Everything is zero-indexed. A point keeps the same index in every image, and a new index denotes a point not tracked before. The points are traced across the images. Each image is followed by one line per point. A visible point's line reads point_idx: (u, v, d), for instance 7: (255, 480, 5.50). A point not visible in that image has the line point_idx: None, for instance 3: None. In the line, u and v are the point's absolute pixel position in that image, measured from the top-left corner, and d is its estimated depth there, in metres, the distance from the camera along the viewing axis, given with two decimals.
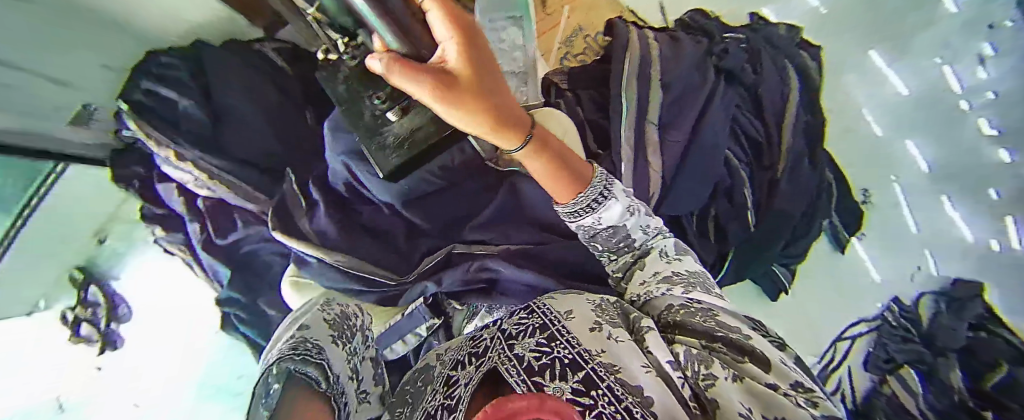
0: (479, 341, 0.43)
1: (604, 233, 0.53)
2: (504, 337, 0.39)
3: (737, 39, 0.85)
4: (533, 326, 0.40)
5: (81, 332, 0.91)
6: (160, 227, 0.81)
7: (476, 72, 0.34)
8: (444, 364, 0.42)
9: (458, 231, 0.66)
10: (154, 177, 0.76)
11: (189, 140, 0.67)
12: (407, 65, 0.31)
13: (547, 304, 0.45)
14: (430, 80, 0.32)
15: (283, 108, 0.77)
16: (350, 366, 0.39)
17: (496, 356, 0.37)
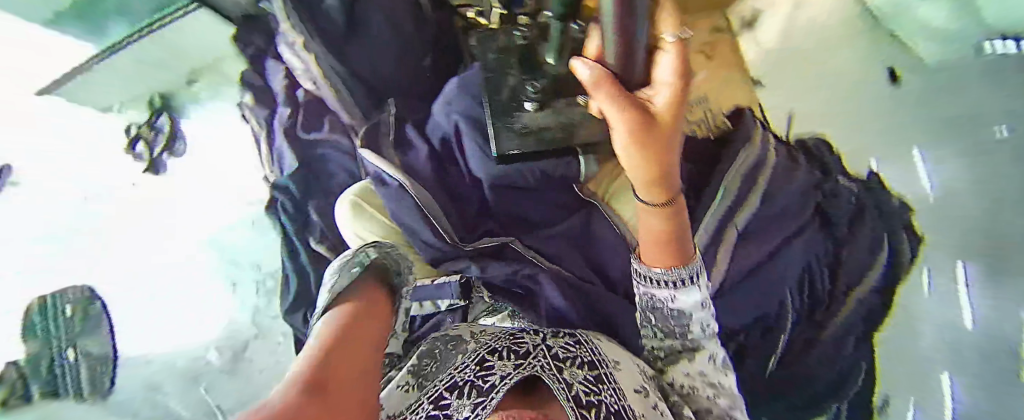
0: (526, 346, 0.47)
1: (667, 311, 0.50)
2: (555, 361, 0.45)
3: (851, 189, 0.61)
4: (581, 360, 0.46)
5: (135, 147, 0.82)
6: (252, 95, 0.83)
7: (668, 121, 0.35)
8: (483, 346, 0.48)
9: (520, 229, 0.69)
10: (270, 51, 0.81)
11: (323, 40, 0.68)
12: (618, 87, 0.31)
13: (596, 345, 0.50)
14: (629, 108, 0.33)
15: (415, 41, 0.73)
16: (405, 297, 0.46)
17: (541, 366, 0.44)
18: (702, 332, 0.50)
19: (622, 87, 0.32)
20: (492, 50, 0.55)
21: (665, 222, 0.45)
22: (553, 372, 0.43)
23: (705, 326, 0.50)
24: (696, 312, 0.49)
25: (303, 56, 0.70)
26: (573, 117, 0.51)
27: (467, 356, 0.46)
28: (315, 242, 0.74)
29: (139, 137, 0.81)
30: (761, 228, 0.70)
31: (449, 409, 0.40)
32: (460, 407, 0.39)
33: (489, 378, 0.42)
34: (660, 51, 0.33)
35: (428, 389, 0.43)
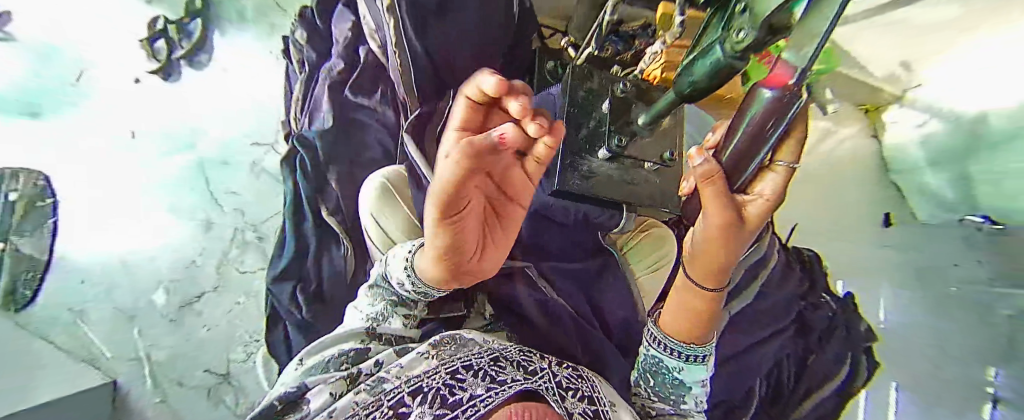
0: (531, 366, 0.42)
1: (677, 375, 0.47)
2: (558, 385, 0.39)
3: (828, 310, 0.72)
4: (583, 392, 0.41)
5: (154, 44, 1.02)
6: (303, 34, 0.78)
7: (750, 230, 0.36)
8: (495, 350, 0.44)
9: (539, 259, 0.65)
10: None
11: (410, 11, 0.64)
12: (722, 195, 0.33)
13: (593, 380, 0.45)
14: (724, 213, 0.35)
15: (497, 45, 0.71)
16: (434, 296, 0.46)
17: (547, 385, 0.39)
18: (697, 391, 0.47)
19: (725, 189, 0.34)
20: (582, 85, 0.53)
21: (707, 313, 0.44)
22: (557, 397, 0.37)
23: (698, 392, 0.48)
24: (695, 383, 0.47)
25: (381, 16, 0.66)
26: (636, 176, 0.54)
27: (479, 353, 0.43)
28: (325, 213, 0.64)
29: (160, 34, 1.02)
30: (744, 319, 0.70)
31: (463, 384, 0.37)
32: (473, 386, 0.36)
33: (498, 376, 0.38)
34: (770, 171, 0.34)
35: (418, 380, 0.38)
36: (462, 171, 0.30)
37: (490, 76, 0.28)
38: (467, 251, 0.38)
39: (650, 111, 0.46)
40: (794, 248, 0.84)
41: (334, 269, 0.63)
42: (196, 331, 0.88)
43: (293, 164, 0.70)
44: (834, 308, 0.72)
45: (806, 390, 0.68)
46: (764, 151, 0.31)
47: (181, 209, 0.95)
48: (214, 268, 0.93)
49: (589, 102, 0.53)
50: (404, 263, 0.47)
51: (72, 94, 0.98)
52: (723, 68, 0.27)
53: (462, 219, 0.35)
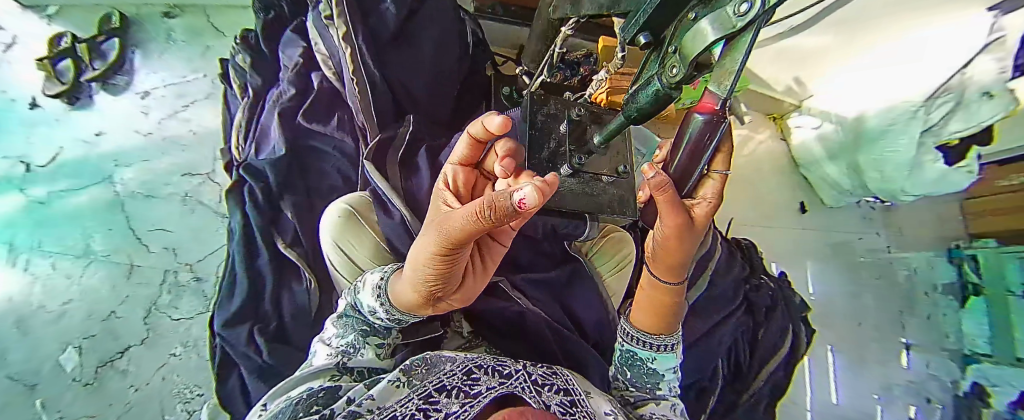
0: (506, 370, 0.44)
1: (641, 363, 0.51)
2: (532, 383, 0.42)
3: (770, 287, 0.80)
4: (557, 387, 0.44)
5: (56, 65, 0.80)
6: (249, 60, 0.74)
7: (698, 226, 0.41)
8: (467, 361, 0.45)
9: (510, 272, 0.66)
10: (292, 24, 0.75)
11: (367, 38, 0.65)
12: (673, 199, 0.38)
13: (568, 376, 0.49)
14: (676, 215, 0.39)
15: (452, 71, 0.74)
16: (400, 319, 0.45)
17: (522, 386, 0.41)
18: (668, 375, 0.52)
19: (674, 195, 0.38)
20: (541, 110, 0.57)
21: (673, 306, 0.49)
22: (534, 393, 0.41)
23: (669, 376, 0.52)
24: (667, 370, 0.51)
25: (335, 44, 0.66)
26: (596, 188, 0.58)
27: (454, 366, 0.44)
28: (283, 246, 0.59)
29: (64, 54, 0.80)
30: (701, 306, 0.73)
31: (438, 405, 0.37)
32: (449, 404, 0.37)
33: (473, 387, 0.39)
34: (708, 179, 0.40)
35: (396, 406, 0.37)
36: (476, 227, 0.27)
37: (498, 118, 0.32)
38: (452, 283, 0.37)
39: (603, 132, 0.50)
40: (733, 239, 0.92)
41: (297, 306, 0.57)
42: (121, 395, 0.65)
43: (241, 195, 0.63)
44: (773, 285, 0.81)
45: (760, 365, 0.73)
46: (702, 163, 0.36)
47: (91, 252, 0.71)
48: (140, 320, 0.70)
49: (547, 125, 0.57)
50: (374, 289, 0.45)
51: None
52: (663, 96, 0.32)
53: (457, 260, 0.33)
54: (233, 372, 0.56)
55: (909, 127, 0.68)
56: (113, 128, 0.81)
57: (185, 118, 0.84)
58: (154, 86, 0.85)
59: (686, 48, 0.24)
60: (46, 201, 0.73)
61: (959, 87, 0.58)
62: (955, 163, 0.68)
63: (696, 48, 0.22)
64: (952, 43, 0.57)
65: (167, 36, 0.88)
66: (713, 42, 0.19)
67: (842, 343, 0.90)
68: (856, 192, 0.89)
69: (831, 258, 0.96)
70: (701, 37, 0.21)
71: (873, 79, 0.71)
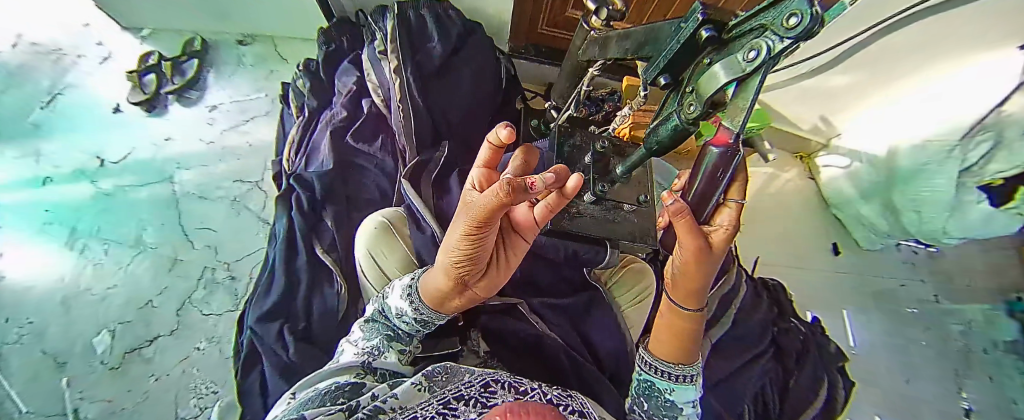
0: (523, 387, 0.43)
1: (661, 397, 0.50)
2: (551, 400, 0.40)
3: (799, 330, 0.77)
4: (573, 408, 0.42)
5: (141, 78, 0.92)
6: (308, 83, 0.83)
7: (714, 253, 0.43)
8: (485, 375, 0.45)
9: (529, 294, 0.68)
10: (350, 56, 0.84)
11: (415, 70, 0.73)
12: (690, 222, 0.40)
13: (584, 400, 0.48)
14: (692, 239, 0.41)
15: (488, 105, 0.81)
16: (423, 322, 0.47)
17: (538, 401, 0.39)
18: (688, 410, 0.50)
19: (694, 221, 0.40)
20: (568, 141, 0.62)
21: (688, 333, 0.49)
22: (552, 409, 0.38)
23: (688, 410, 0.50)
24: (687, 404, 0.50)
25: (387, 75, 0.74)
26: (618, 216, 0.61)
27: (472, 378, 0.44)
28: (320, 252, 0.63)
29: (150, 70, 0.92)
30: (722, 347, 0.71)
31: (455, 412, 0.35)
32: (466, 412, 0.35)
33: (490, 399, 0.38)
34: (726, 207, 0.42)
35: (412, 409, 0.38)
36: (492, 211, 0.31)
37: (505, 129, 0.34)
38: (476, 274, 0.40)
39: (626, 163, 0.52)
40: (761, 278, 0.90)
41: (326, 308, 0.60)
42: (142, 383, 0.67)
43: (288, 201, 0.68)
44: (804, 330, 0.78)
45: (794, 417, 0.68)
46: (718, 193, 0.38)
47: (142, 243, 0.79)
48: (173, 312, 0.74)
49: (573, 155, 0.61)
50: (404, 290, 0.48)
51: (38, 119, 0.88)
52: (682, 130, 0.35)
53: (477, 249, 0.36)
54: (256, 367, 0.58)
55: (944, 166, 0.71)
56: (179, 136, 0.90)
57: (242, 131, 0.92)
58: (221, 102, 0.94)
59: (702, 87, 0.28)
60: (111, 193, 0.83)
61: (997, 126, 0.62)
62: (1000, 204, 0.66)
63: (711, 89, 0.26)
64: (984, 79, 0.62)
65: (238, 60, 0.98)
66: (727, 80, 0.24)
67: (882, 406, 0.84)
68: (892, 234, 0.88)
69: (873, 309, 0.93)
70: (715, 79, 0.25)
71: (906, 115, 0.76)
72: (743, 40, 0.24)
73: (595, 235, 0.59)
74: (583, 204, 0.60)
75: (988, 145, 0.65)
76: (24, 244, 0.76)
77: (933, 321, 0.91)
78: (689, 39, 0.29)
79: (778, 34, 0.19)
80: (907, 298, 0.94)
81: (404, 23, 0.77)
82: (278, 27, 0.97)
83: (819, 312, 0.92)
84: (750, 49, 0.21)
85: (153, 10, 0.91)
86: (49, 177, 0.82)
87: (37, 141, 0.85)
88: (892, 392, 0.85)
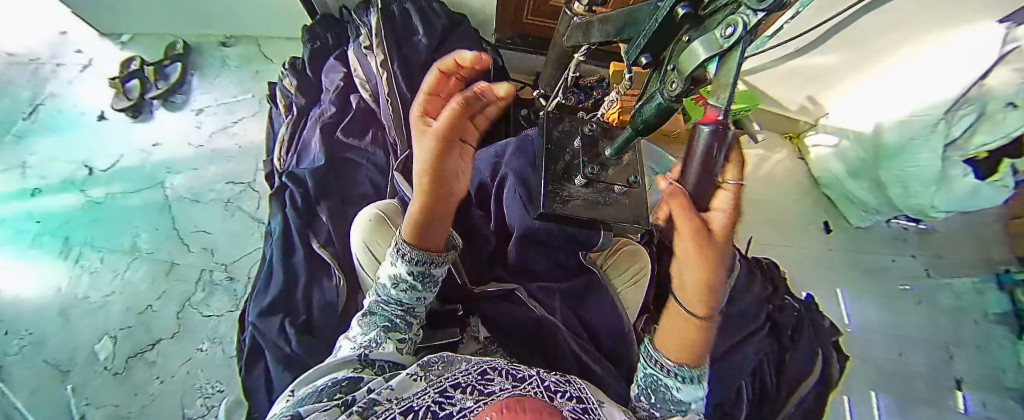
0: (522, 376, 0.41)
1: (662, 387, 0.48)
2: (548, 389, 0.39)
3: (795, 305, 0.80)
4: (569, 394, 0.39)
5: (125, 85, 0.91)
6: (295, 82, 0.82)
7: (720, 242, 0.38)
8: (482, 361, 0.43)
9: (527, 280, 0.70)
10: (335, 51, 0.83)
11: (401, 64, 0.73)
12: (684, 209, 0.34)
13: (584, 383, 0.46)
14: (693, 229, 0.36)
15: None
16: (421, 277, 0.48)
17: (536, 389, 0.38)
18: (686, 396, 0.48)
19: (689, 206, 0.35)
20: (557, 126, 0.63)
21: (697, 339, 0.45)
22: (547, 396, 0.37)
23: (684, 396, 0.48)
24: (695, 400, 0.47)
25: (374, 71, 0.74)
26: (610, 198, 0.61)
27: (469, 366, 0.43)
28: (316, 247, 0.63)
29: (133, 75, 0.91)
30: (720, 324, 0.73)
31: (452, 400, 0.35)
32: (462, 400, 0.35)
33: (488, 387, 0.37)
34: (722, 189, 0.36)
35: (402, 401, 0.37)
36: (454, 120, 0.32)
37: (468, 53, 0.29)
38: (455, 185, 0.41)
39: (616, 145, 0.53)
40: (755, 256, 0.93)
41: (325, 301, 0.60)
42: (146, 385, 0.68)
43: (282, 200, 0.69)
44: (798, 305, 0.81)
45: (788, 389, 0.71)
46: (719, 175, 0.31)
47: (137, 250, 0.79)
48: (173, 315, 0.74)
49: (558, 143, 0.62)
50: (396, 255, 0.48)
51: (21, 130, 0.87)
52: (665, 108, 0.36)
53: (454, 162, 0.37)
54: (258, 363, 0.58)
55: (932, 140, 0.72)
56: (166, 140, 0.89)
57: (231, 133, 0.92)
58: (207, 104, 0.93)
59: (683, 66, 0.29)
60: (101, 202, 0.82)
61: (981, 98, 0.64)
62: (986, 177, 0.70)
63: (692, 65, 0.27)
64: (963, 50, 0.64)
65: (222, 62, 0.97)
66: (706, 56, 0.24)
67: (877, 378, 0.87)
68: (882, 207, 0.91)
69: (865, 285, 0.96)
70: (695, 56, 0.26)
71: (886, 91, 0.79)
72: (716, 17, 0.24)
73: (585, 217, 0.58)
74: (574, 187, 0.61)
75: (972, 117, 0.67)
76: (16, 257, 0.76)
77: (925, 294, 0.95)
78: (665, 18, 0.30)
79: (750, 9, 0.19)
80: (899, 273, 0.97)
81: (389, 18, 0.76)
82: (261, 27, 0.96)
83: (813, 289, 0.95)
84: (726, 26, 0.21)
85: (132, 13, 0.89)
86: (37, 189, 0.82)
87: (22, 153, 0.85)
88: (887, 364, 0.88)
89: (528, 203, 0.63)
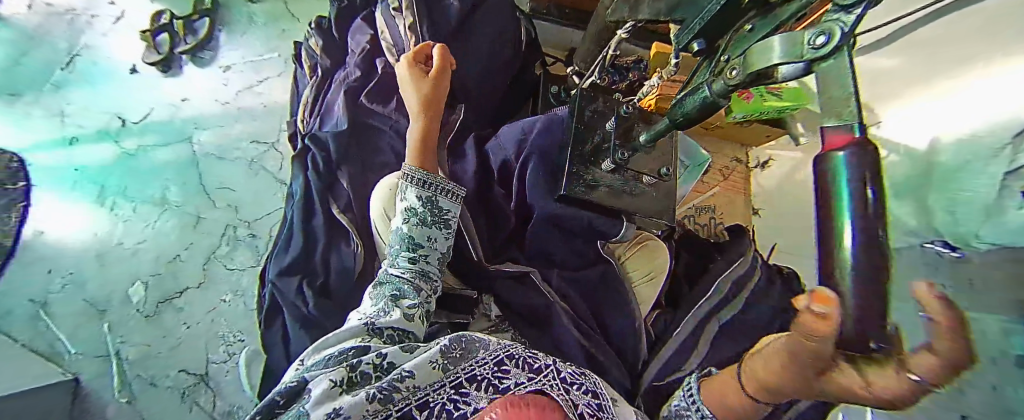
0: (539, 368, 0.39)
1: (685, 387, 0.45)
2: (565, 388, 0.38)
3: None
4: (586, 388, 0.39)
5: (155, 38, 0.91)
6: (321, 42, 0.80)
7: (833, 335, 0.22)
8: (500, 347, 0.42)
9: (541, 264, 0.67)
10: (363, 11, 0.80)
11: (430, 29, 0.70)
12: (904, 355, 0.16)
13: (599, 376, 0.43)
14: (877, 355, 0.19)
15: (505, 66, 0.76)
16: (429, 201, 0.55)
17: (553, 386, 0.37)
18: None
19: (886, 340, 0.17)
20: (589, 106, 0.60)
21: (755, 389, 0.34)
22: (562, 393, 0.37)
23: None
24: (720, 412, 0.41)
25: (401, 34, 0.71)
26: (636, 188, 0.59)
27: (486, 355, 0.41)
28: (336, 211, 0.63)
29: (163, 29, 0.91)
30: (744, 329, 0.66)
31: (468, 397, 0.36)
32: (478, 399, 0.36)
33: (503, 381, 0.37)
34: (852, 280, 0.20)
35: (419, 394, 0.37)
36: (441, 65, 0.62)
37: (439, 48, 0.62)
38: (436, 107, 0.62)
39: (649, 133, 0.50)
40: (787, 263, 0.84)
41: (341, 266, 0.60)
42: (174, 330, 0.73)
43: (304, 162, 0.68)
44: None
45: None
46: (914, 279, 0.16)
47: (167, 202, 0.81)
48: (199, 265, 0.77)
49: (593, 122, 0.60)
50: (408, 184, 0.55)
51: (58, 80, 0.88)
52: (709, 103, 0.33)
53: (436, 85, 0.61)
54: (277, 320, 0.60)
55: None
56: (196, 96, 0.90)
57: (257, 92, 0.91)
58: (234, 62, 0.93)
59: (750, 58, 0.25)
60: (133, 154, 0.85)
61: None
62: None
63: (761, 63, 0.23)
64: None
65: (249, 18, 0.95)
66: (781, 62, 0.21)
67: None
68: None
69: None
70: (768, 54, 0.23)
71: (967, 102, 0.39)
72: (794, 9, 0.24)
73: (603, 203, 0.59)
74: (598, 171, 0.59)
75: None
76: (56, 201, 0.80)
77: None
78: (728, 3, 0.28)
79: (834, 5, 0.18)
80: None
81: None
82: None
83: None
84: (817, 33, 0.18)
85: None
86: (75, 137, 0.85)
87: (60, 102, 0.87)
88: None
89: (549, 185, 0.61)
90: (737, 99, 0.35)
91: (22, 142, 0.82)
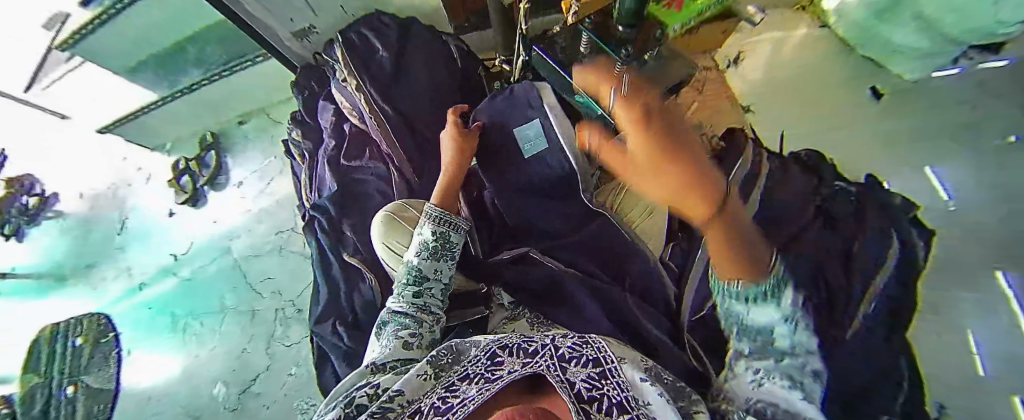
0: (533, 352, 0.34)
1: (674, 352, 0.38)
2: (552, 356, 0.32)
3: None
4: (586, 358, 0.33)
5: (179, 182, 1.08)
6: (301, 132, 0.93)
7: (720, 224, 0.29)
8: (491, 343, 0.38)
9: (540, 240, 0.73)
10: (322, 93, 0.93)
11: (373, 83, 0.80)
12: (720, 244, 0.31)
13: (602, 341, 0.37)
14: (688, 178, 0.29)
15: (450, 87, 0.85)
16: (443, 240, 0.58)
17: (548, 363, 0.32)
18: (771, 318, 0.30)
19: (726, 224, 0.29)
20: (557, 54, 0.64)
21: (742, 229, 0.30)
22: (557, 371, 0.30)
23: (800, 335, 0.28)
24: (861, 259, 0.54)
25: (354, 97, 0.82)
26: (648, 71, 0.62)
27: (479, 352, 0.38)
28: (347, 257, 0.72)
29: (183, 173, 1.08)
30: None
31: (457, 393, 0.32)
32: (468, 389, 0.31)
33: (495, 372, 0.33)
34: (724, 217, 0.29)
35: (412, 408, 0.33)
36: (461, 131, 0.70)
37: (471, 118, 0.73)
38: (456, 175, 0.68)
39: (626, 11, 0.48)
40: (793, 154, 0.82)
41: (365, 299, 0.68)
42: (259, 412, 0.83)
43: (314, 230, 0.78)
44: None
45: None
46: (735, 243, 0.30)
47: (226, 308, 0.94)
48: (263, 351, 0.88)
49: (570, 54, 0.63)
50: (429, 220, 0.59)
51: (121, 242, 1.07)
52: None
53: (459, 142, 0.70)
54: (328, 365, 0.68)
55: None
56: (223, 215, 1.05)
57: (269, 194, 1.05)
58: (244, 176, 1.08)
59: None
60: (189, 278, 0.99)
61: None
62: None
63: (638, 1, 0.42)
64: None
65: (244, 137, 1.11)
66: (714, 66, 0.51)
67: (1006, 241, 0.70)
68: None
69: None
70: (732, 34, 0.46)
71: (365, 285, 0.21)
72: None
73: (652, 100, 0.62)
74: None
75: None
76: (143, 339, 0.96)
77: None
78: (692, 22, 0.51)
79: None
80: None
81: (351, 46, 0.83)
82: (262, 97, 1.08)
83: None
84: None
85: (167, 122, 1.06)
86: (143, 283, 1.01)
87: (125, 259, 1.05)
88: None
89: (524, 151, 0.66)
90: (671, 14, 0.55)
91: (110, 303, 1.01)
